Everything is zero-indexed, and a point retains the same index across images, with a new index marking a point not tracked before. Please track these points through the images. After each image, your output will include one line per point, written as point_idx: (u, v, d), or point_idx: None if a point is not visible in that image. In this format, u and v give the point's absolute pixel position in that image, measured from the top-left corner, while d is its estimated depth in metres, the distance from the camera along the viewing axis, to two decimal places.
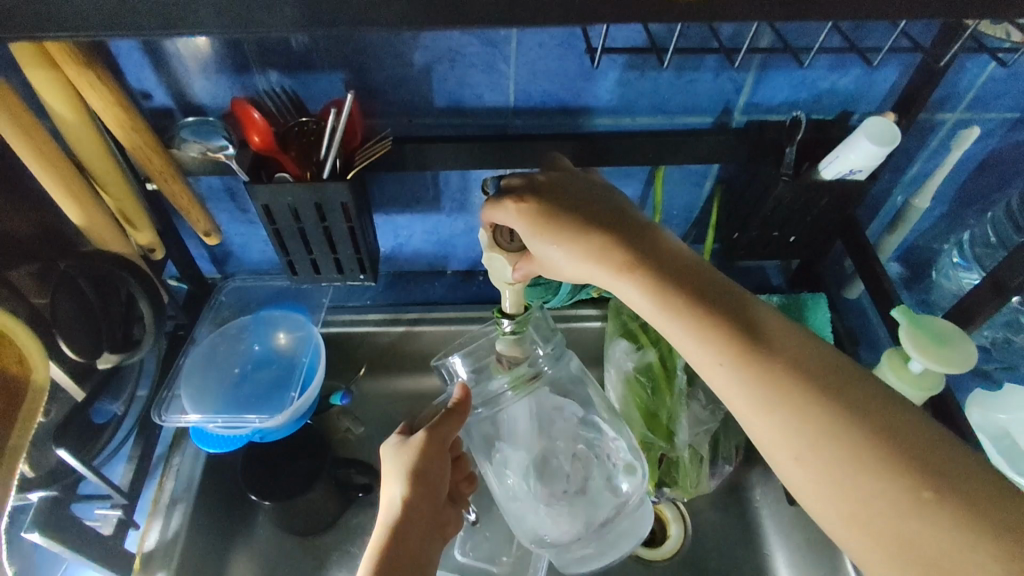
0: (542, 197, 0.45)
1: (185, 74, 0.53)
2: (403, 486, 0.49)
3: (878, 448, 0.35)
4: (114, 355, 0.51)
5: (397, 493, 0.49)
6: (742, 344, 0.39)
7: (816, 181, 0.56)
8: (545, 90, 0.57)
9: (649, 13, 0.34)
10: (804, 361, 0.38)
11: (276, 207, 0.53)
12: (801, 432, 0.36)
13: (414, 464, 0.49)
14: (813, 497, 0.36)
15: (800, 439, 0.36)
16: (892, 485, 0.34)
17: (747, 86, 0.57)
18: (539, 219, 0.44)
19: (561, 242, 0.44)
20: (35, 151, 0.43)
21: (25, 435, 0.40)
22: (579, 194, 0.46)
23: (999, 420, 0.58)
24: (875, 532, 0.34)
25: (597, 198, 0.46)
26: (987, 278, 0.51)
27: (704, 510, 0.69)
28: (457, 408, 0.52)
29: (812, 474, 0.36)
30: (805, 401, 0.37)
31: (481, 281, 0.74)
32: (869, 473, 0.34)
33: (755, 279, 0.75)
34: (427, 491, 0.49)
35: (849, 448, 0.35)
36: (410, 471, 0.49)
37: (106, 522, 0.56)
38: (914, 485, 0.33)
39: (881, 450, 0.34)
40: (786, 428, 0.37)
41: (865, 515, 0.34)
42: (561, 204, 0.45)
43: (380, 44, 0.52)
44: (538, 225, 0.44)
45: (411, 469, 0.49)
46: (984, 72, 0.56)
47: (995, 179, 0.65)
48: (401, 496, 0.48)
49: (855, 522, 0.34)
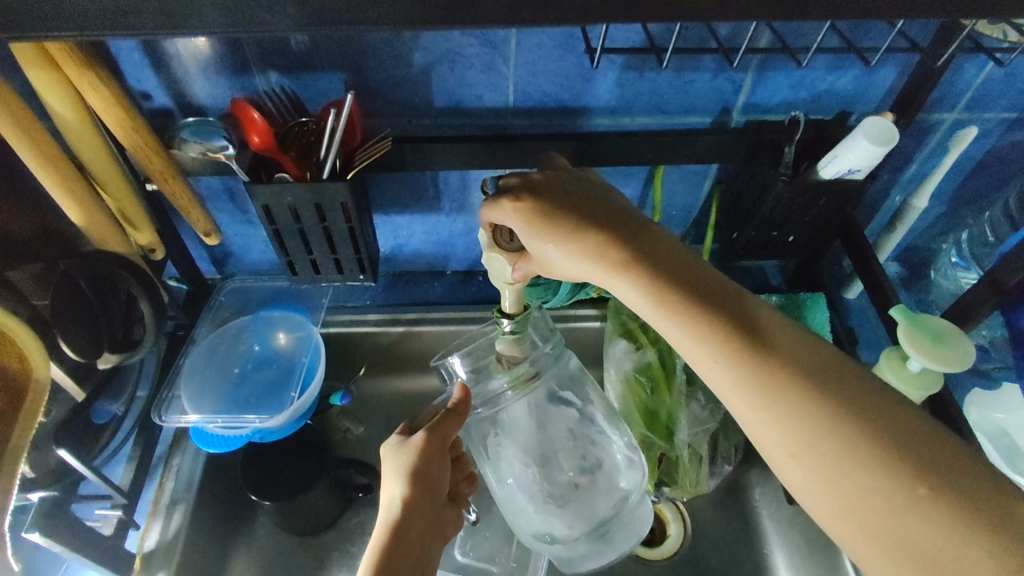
0: (541, 196, 0.45)
1: (185, 75, 0.53)
2: (403, 486, 0.49)
3: (874, 445, 0.35)
4: (114, 355, 0.51)
5: (397, 493, 0.49)
6: (736, 340, 0.39)
7: (815, 181, 0.56)
8: (544, 90, 0.57)
9: (648, 14, 0.34)
10: (800, 358, 0.38)
11: (276, 207, 0.53)
12: (798, 431, 0.36)
13: (414, 464, 0.50)
14: (809, 495, 0.36)
15: (798, 437, 0.36)
16: (888, 482, 0.34)
17: (745, 86, 0.57)
18: (536, 219, 0.44)
19: (558, 242, 0.44)
20: (35, 151, 0.43)
21: (25, 435, 0.41)
22: (578, 193, 0.46)
23: (997, 419, 0.58)
24: (872, 528, 0.34)
25: (595, 197, 0.46)
26: (985, 277, 0.51)
27: (703, 509, 0.69)
28: (456, 408, 0.52)
29: (809, 473, 0.36)
30: (803, 399, 0.37)
31: (481, 281, 0.74)
32: (865, 471, 0.34)
33: (754, 279, 0.75)
34: (427, 491, 0.49)
35: (846, 446, 0.35)
36: (410, 471, 0.49)
37: (106, 522, 0.56)
38: (911, 482, 0.33)
39: (877, 447, 0.35)
40: (783, 426, 0.37)
41: (861, 512, 0.34)
42: (558, 204, 0.45)
43: (380, 44, 0.52)
44: (538, 225, 0.44)
45: (411, 469, 0.49)
46: (982, 72, 0.56)
47: (994, 179, 0.65)
48: (401, 497, 0.48)
49: (852, 519, 0.35)
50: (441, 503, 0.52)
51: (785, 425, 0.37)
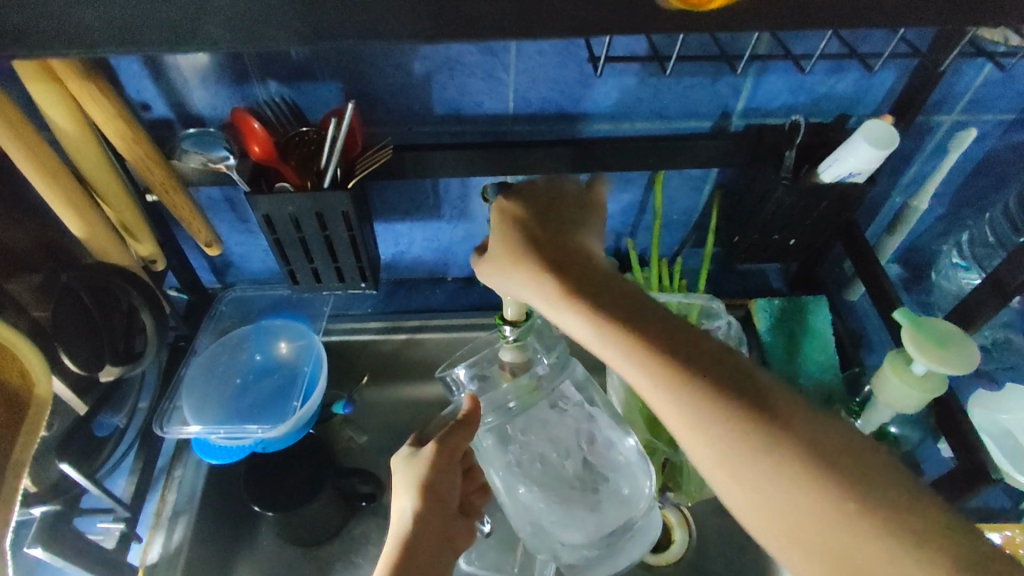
0: (524, 207, 0.47)
1: (184, 85, 0.53)
2: (414, 499, 0.49)
3: (811, 459, 0.34)
4: (116, 368, 0.50)
5: (408, 506, 0.49)
6: (657, 357, 0.37)
7: (815, 185, 0.56)
8: (543, 97, 0.57)
9: (650, 23, 0.34)
10: (727, 368, 0.37)
11: (276, 216, 0.53)
12: (737, 448, 0.35)
13: (425, 477, 0.49)
14: (757, 509, 0.34)
15: (734, 455, 0.35)
16: (822, 497, 0.33)
17: (745, 91, 0.57)
18: (514, 227, 0.46)
19: (515, 257, 0.45)
20: (37, 165, 0.43)
21: (27, 450, 0.41)
22: (553, 207, 0.47)
23: (1000, 420, 0.58)
24: (808, 548, 0.33)
25: (560, 213, 0.47)
26: (987, 279, 0.51)
27: (708, 514, 0.69)
28: (468, 419, 0.52)
29: (743, 489, 0.34)
30: (740, 416, 0.35)
31: (482, 287, 0.74)
32: (805, 487, 0.33)
33: (755, 282, 0.75)
34: (438, 504, 0.49)
35: (788, 462, 0.34)
36: (422, 483, 0.49)
37: (108, 536, 0.55)
38: (840, 495, 0.33)
39: (815, 463, 0.34)
40: (722, 446, 0.35)
41: (801, 533, 0.33)
42: (532, 217, 0.46)
43: (379, 53, 0.52)
44: (512, 248, 0.45)
45: (422, 482, 0.49)
46: (981, 75, 0.56)
47: (994, 179, 0.65)
48: (412, 510, 0.48)
49: (793, 540, 0.33)
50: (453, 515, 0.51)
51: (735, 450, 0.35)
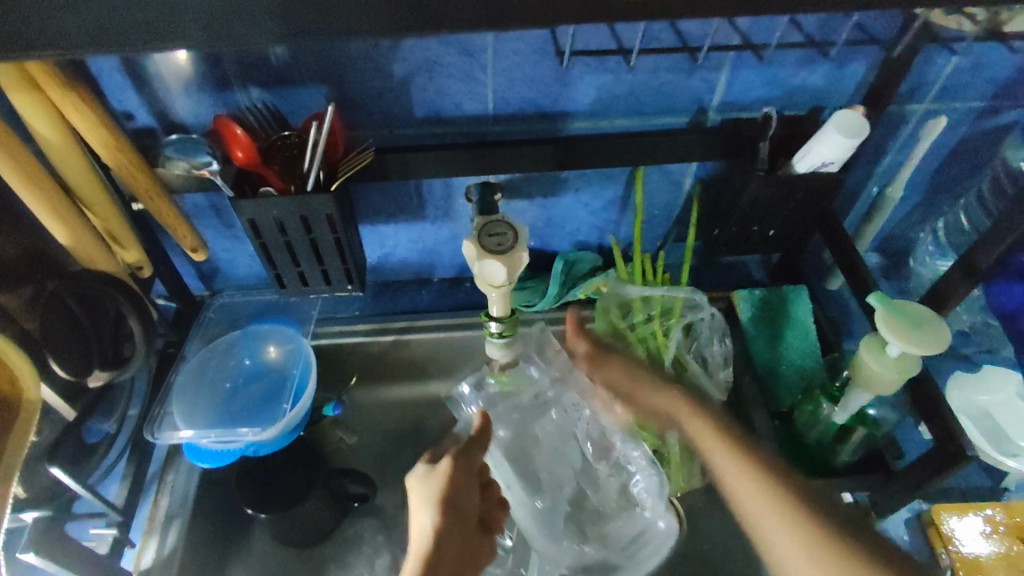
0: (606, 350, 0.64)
1: (167, 94, 0.54)
2: (432, 514, 0.50)
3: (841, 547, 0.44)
4: (105, 373, 0.51)
5: (427, 520, 0.50)
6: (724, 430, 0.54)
7: (791, 175, 0.57)
8: (523, 97, 0.58)
9: (618, 15, 0.35)
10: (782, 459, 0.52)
11: (261, 220, 0.54)
12: (794, 514, 0.47)
13: (442, 493, 0.51)
14: (771, 542, 0.47)
15: (801, 527, 0.46)
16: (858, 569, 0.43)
17: (719, 85, 0.58)
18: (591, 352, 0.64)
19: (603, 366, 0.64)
20: (21, 174, 0.43)
21: (18, 453, 0.41)
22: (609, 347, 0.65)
23: (980, 401, 0.60)
24: None
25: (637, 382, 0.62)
26: (959, 262, 0.52)
27: (697, 505, 0.70)
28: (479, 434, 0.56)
29: (789, 539, 0.46)
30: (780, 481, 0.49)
31: (469, 287, 0.75)
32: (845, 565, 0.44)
33: (737, 274, 0.76)
34: (458, 518, 0.51)
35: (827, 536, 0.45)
36: (439, 499, 0.51)
37: (101, 541, 0.55)
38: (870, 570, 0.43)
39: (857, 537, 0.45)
40: (790, 518, 0.46)
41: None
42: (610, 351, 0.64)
43: (360, 56, 0.53)
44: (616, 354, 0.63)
45: (439, 498, 0.51)
46: (949, 64, 0.58)
47: (966, 166, 0.67)
48: (431, 523, 0.49)
49: None
50: (477, 533, 0.52)
51: (833, 544, 0.45)
